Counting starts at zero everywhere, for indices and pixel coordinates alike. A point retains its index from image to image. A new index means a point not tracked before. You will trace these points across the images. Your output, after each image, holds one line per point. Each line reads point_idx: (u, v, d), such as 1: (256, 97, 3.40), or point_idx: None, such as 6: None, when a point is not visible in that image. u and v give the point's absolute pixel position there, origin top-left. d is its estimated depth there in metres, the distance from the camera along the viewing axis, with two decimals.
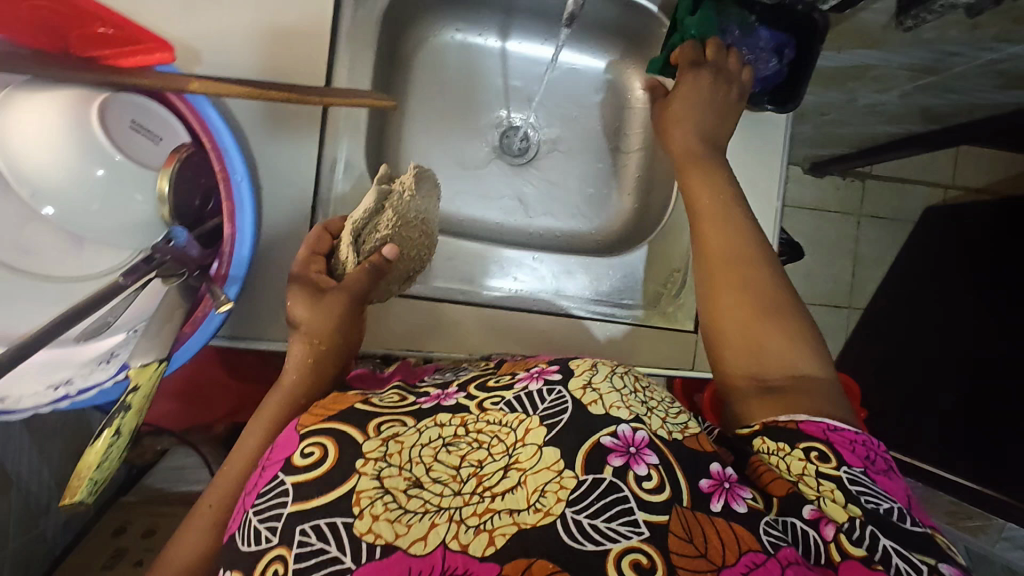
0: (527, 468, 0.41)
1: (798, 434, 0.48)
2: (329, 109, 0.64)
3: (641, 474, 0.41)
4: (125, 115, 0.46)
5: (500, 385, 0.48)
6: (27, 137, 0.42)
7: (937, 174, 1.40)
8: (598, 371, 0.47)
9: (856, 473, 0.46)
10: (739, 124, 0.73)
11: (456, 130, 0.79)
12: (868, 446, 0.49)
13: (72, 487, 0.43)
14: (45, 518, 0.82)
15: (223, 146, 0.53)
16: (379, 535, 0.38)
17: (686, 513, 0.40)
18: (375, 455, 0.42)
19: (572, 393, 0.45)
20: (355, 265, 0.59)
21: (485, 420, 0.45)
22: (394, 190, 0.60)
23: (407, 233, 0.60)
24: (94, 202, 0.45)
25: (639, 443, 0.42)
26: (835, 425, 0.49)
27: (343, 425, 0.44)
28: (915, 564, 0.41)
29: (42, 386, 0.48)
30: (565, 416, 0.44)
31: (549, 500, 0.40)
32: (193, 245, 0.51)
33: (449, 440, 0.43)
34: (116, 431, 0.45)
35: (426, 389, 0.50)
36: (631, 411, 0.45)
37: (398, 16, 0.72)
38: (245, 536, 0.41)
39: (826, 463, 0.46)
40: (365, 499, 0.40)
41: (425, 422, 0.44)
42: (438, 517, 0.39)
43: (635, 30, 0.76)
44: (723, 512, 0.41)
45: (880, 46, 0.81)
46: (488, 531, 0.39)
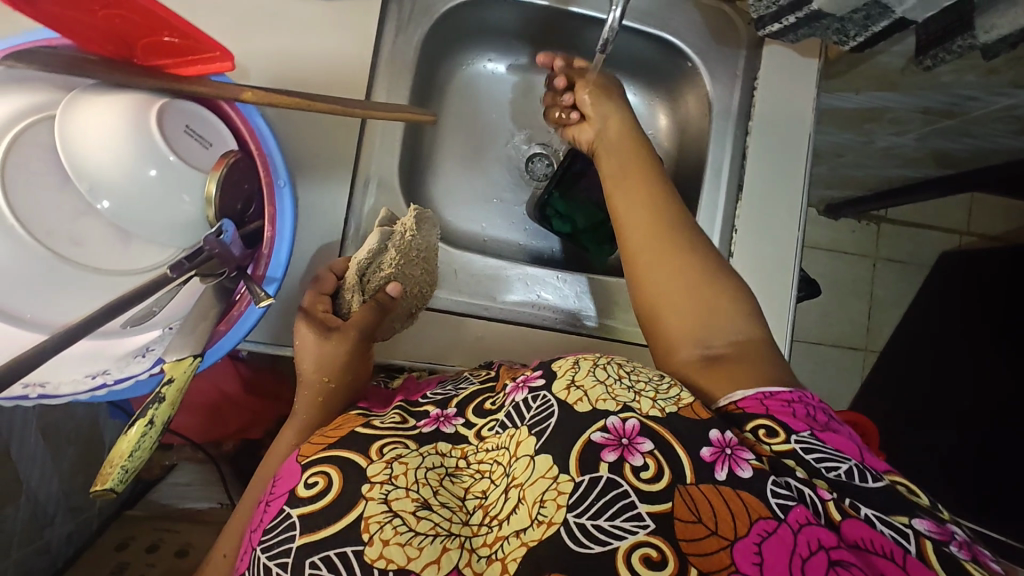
0: (524, 482, 0.40)
1: (741, 417, 0.45)
2: (367, 123, 0.68)
3: (637, 465, 0.40)
4: (179, 121, 0.49)
5: (495, 407, 0.47)
6: (93, 139, 0.45)
7: (952, 220, 1.40)
8: (581, 367, 0.46)
9: (807, 439, 0.43)
10: (752, 183, 0.73)
11: (482, 154, 0.82)
12: (807, 403, 0.46)
13: (104, 474, 0.45)
14: (51, 528, 0.83)
15: (269, 153, 0.56)
16: (391, 560, 0.38)
17: (692, 491, 0.39)
18: (380, 478, 0.41)
19: (557, 396, 0.44)
20: (360, 303, 0.60)
21: (484, 449, 0.45)
22: (395, 231, 0.61)
23: (409, 270, 0.61)
24: (145, 202, 0.46)
25: (631, 432, 0.41)
26: (772, 390, 0.47)
27: (345, 453, 0.43)
28: (898, 528, 0.38)
29: (81, 374, 0.49)
30: (552, 421, 0.42)
31: (549, 510, 0.39)
32: (236, 244, 0.52)
33: (452, 471, 0.44)
34: (149, 421, 0.46)
35: (426, 408, 0.49)
36: (618, 401, 0.43)
37: (435, 43, 0.74)
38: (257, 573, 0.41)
39: (775, 439, 0.43)
40: (375, 524, 0.39)
41: (426, 448, 0.44)
42: (449, 541, 0.39)
43: (665, 69, 0.79)
44: (729, 480, 0.39)
45: (898, 88, 0.83)
46: (500, 560, 0.38)
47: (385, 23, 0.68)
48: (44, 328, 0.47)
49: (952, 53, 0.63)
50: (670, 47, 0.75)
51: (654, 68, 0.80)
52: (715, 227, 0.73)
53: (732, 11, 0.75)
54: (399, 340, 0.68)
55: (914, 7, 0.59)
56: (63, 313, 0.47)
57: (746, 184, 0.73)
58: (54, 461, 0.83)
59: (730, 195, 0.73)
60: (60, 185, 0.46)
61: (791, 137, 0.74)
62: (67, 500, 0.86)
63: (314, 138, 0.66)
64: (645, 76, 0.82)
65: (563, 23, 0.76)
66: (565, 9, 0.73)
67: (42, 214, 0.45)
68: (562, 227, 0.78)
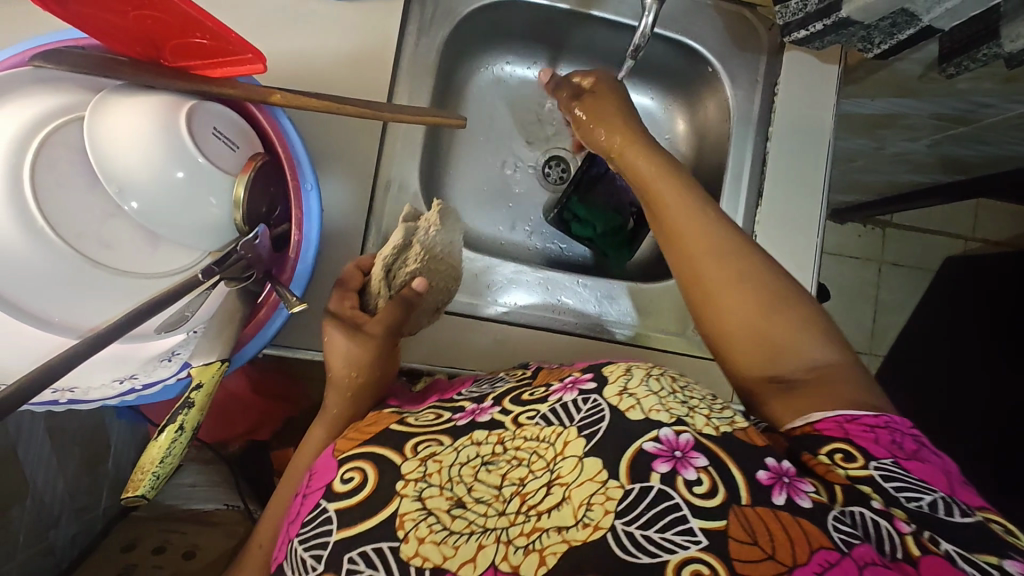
0: (570, 482, 0.40)
1: (816, 440, 0.44)
2: (388, 126, 0.67)
3: (690, 479, 0.38)
4: (208, 122, 0.48)
5: (535, 398, 0.46)
6: (122, 140, 0.44)
7: (958, 225, 1.41)
8: (634, 375, 0.45)
9: (887, 466, 0.41)
10: (771, 190, 0.73)
11: (502, 158, 0.81)
12: (893, 429, 0.44)
13: (135, 481, 0.45)
14: (55, 530, 0.81)
15: (296, 155, 0.55)
16: (427, 558, 0.38)
17: (746, 511, 0.37)
18: (414, 476, 0.42)
19: (607, 401, 0.43)
20: (387, 298, 0.60)
21: (522, 436, 0.43)
22: (420, 227, 0.63)
23: (434, 266, 0.62)
24: (172, 204, 0.46)
25: (685, 446, 0.40)
26: (852, 414, 0.44)
27: (377, 449, 0.44)
28: (982, 568, 0.36)
29: (109, 378, 0.48)
30: (603, 425, 0.41)
31: (596, 514, 0.38)
32: (265, 246, 0.53)
33: (488, 459, 0.42)
34: (178, 428, 0.47)
35: (461, 403, 0.48)
36: (672, 414, 0.42)
37: (455, 46, 0.74)
38: (294, 566, 0.42)
39: (852, 463, 0.41)
40: (410, 522, 0.40)
41: (461, 440, 0.44)
42: (484, 538, 0.39)
43: (686, 74, 0.79)
44: (787, 505, 0.37)
45: (914, 95, 0.83)
46: (538, 552, 0.37)
47: (407, 25, 0.68)
48: (71, 331, 0.46)
49: (977, 61, 0.63)
50: (694, 52, 0.75)
51: (674, 74, 0.80)
52: None
53: (753, 17, 0.75)
54: (417, 344, 0.68)
55: (942, 15, 0.60)
56: (89, 317, 0.46)
57: (766, 191, 0.73)
58: (58, 463, 0.82)
59: (750, 202, 0.73)
60: (88, 187, 0.45)
61: (811, 144, 0.74)
62: (72, 500, 0.85)
63: (337, 139, 0.65)
64: (665, 81, 0.82)
65: (582, 27, 0.75)
66: (587, 13, 0.73)
67: (70, 217, 0.44)
68: (582, 231, 0.78)
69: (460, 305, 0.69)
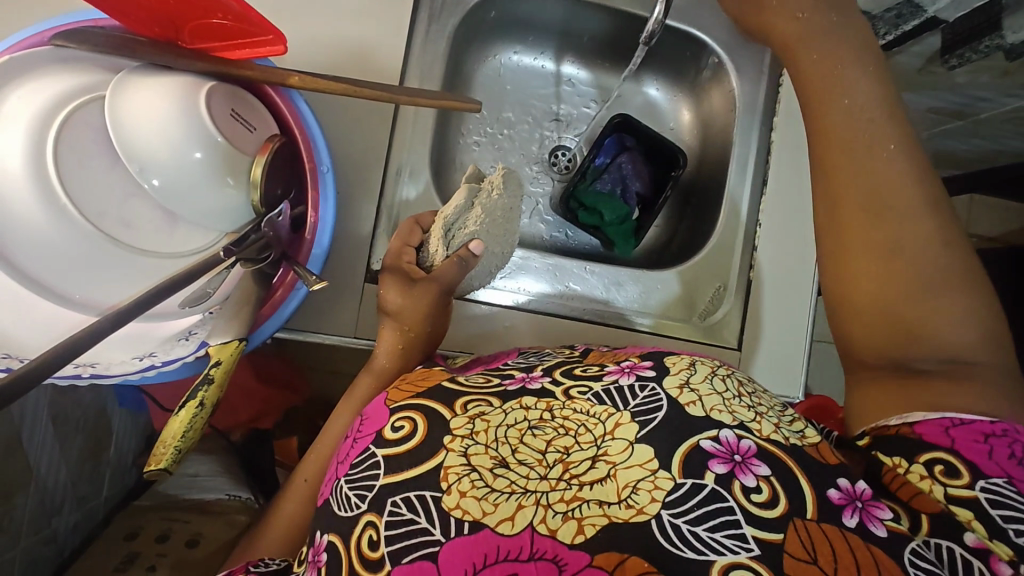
0: (617, 463, 0.41)
1: (914, 445, 0.43)
2: (399, 110, 0.67)
3: (748, 486, 0.39)
4: (226, 104, 0.48)
5: (589, 374, 0.47)
6: (139, 120, 0.45)
7: None
8: (698, 371, 0.46)
9: (996, 487, 0.40)
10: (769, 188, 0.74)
11: (510, 144, 0.82)
12: (1013, 438, 0.42)
13: (158, 454, 0.46)
14: (57, 518, 0.80)
15: (312, 137, 0.56)
16: (467, 510, 0.39)
17: (808, 525, 0.38)
18: (462, 432, 0.42)
19: (667, 391, 0.44)
20: (444, 258, 0.59)
21: (571, 408, 0.44)
22: (483, 189, 0.61)
23: (493, 229, 0.61)
24: (190, 183, 0.46)
25: (745, 452, 0.41)
26: (964, 418, 0.43)
27: (428, 402, 0.45)
28: None
29: (128, 356, 0.49)
30: (660, 414, 0.43)
31: (642, 498, 0.39)
32: (286, 226, 0.54)
33: (535, 423, 0.43)
34: (197, 403, 0.47)
35: (510, 371, 0.49)
36: (734, 418, 0.43)
37: (464, 34, 0.75)
38: (340, 503, 0.42)
39: (955, 480, 0.41)
40: (453, 475, 0.40)
41: (511, 403, 0.44)
42: (524, 499, 0.39)
43: (690, 65, 0.80)
44: (859, 529, 0.38)
45: (913, 88, 0.84)
46: (577, 519, 0.39)
47: (419, 11, 0.69)
48: (91, 308, 0.46)
49: (978, 52, 0.66)
50: (703, 44, 0.76)
51: (680, 63, 0.81)
52: (741, 222, 0.74)
53: None
54: None
55: (947, 6, 0.62)
56: (108, 296, 0.47)
57: (771, 178, 0.74)
58: (61, 450, 0.80)
59: (754, 190, 0.74)
60: (110, 166, 0.46)
61: None
62: (74, 489, 0.83)
63: (351, 125, 0.66)
64: (671, 72, 0.82)
65: (587, 13, 0.76)
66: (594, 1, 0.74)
67: (90, 195, 0.44)
68: (589, 219, 0.79)
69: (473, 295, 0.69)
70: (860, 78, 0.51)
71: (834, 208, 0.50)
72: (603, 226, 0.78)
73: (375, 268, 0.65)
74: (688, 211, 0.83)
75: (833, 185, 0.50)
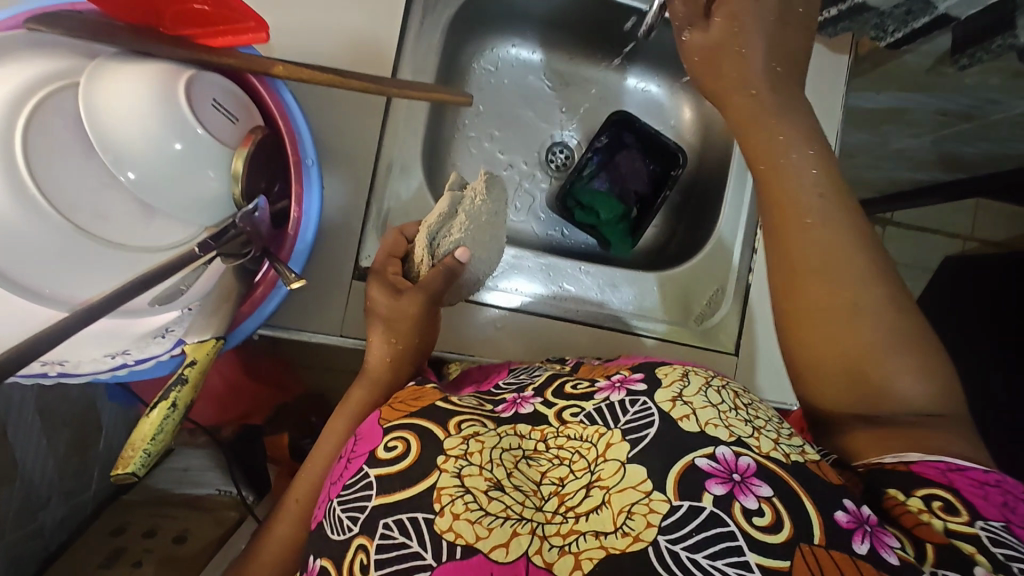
0: (611, 486, 0.39)
1: (910, 480, 0.42)
2: (391, 102, 0.65)
3: (750, 508, 0.37)
4: (207, 93, 0.47)
5: (579, 393, 0.45)
6: (115, 108, 0.43)
7: (954, 225, 1.37)
8: (691, 383, 0.44)
9: (995, 530, 0.38)
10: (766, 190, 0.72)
11: (504, 139, 0.80)
12: (1006, 491, 0.41)
13: (126, 457, 0.44)
14: (43, 512, 0.78)
15: (297, 130, 0.54)
16: (459, 534, 0.37)
17: (816, 551, 0.36)
18: (456, 452, 0.40)
19: (659, 405, 0.42)
20: (429, 267, 0.58)
21: (565, 434, 0.42)
22: (466, 196, 0.59)
23: (479, 236, 0.59)
24: (169, 175, 0.45)
25: (744, 470, 0.38)
26: (959, 464, 0.42)
27: (422, 421, 0.43)
28: None
29: (99, 353, 0.47)
30: (651, 431, 0.41)
31: (637, 524, 0.37)
32: (265, 221, 0.52)
33: (530, 453, 0.42)
34: (171, 404, 0.46)
35: (501, 396, 0.48)
36: (732, 433, 0.41)
37: (459, 26, 0.73)
38: (333, 525, 0.41)
39: (955, 517, 0.39)
40: (446, 496, 0.38)
41: (504, 428, 0.43)
42: (520, 526, 0.37)
43: None
44: (870, 556, 0.36)
45: (922, 89, 0.81)
46: (574, 554, 0.36)
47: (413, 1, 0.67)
48: (61, 303, 0.45)
49: (991, 52, 0.62)
50: None
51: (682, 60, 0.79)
52: (740, 222, 0.72)
53: None
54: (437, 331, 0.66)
55: (957, 3, 0.60)
56: (82, 290, 0.45)
57: None
58: (48, 443, 0.78)
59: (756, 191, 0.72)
60: (83, 156, 0.44)
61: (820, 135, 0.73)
62: (61, 483, 0.81)
63: (342, 121, 0.64)
64: (671, 67, 0.80)
65: (587, 6, 0.74)
66: None
67: (62, 185, 0.43)
68: (586, 218, 0.77)
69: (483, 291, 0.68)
70: (804, 147, 0.51)
71: (787, 274, 0.49)
72: (603, 224, 0.77)
73: (364, 265, 0.64)
74: (687, 212, 0.81)
75: (783, 251, 0.49)
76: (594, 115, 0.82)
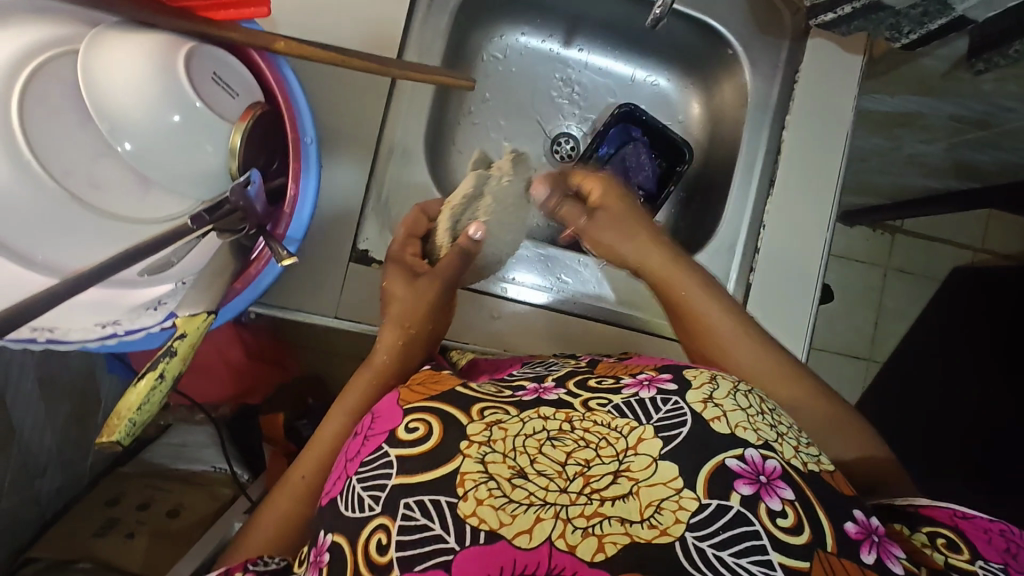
0: (640, 480, 0.38)
1: (915, 518, 0.43)
2: (396, 83, 0.65)
3: (774, 509, 0.37)
4: (207, 66, 0.47)
5: (604, 387, 0.44)
6: (112, 76, 0.43)
7: (966, 235, 1.35)
8: (719, 386, 0.44)
9: (994, 570, 0.39)
10: (771, 191, 0.71)
11: (509, 128, 0.79)
12: (1011, 538, 0.41)
13: (111, 425, 0.44)
14: (41, 479, 0.80)
15: (297, 108, 0.54)
16: (483, 520, 0.36)
17: (829, 559, 0.36)
18: (479, 439, 0.40)
19: (690, 405, 0.42)
20: (450, 245, 0.65)
21: (592, 420, 0.41)
22: (492, 176, 0.69)
23: (501, 220, 0.67)
24: (167, 147, 0.45)
25: (770, 473, 0.39)
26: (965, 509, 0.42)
27: (443, 405, 0.42)
28: None
29: (91, 323, 0.48)
30: (684, 429, 0.40)
31: (665, 518, 0.37)
32: (259, 199, 0.50)
33: (554, 435, 0.40)
34: (159, 374, 0.46)
35: (519, 382, 0.46)
36: (759, 436, 0.41)
37: (465, 11, 0.72)
38: (348, 501, 0.40)
39: (957, 554, 0.40)
40: (470, 481, 0.38)
41: (528, 412, 0.41)
42: (543, 511, 0.37)
43: (699, 57, 0.77)
44: (876, 566, 0.37)
45: (933, 94, 0.78)
46: (597, 537, 0.36)
47: None
48: (53, 271, 0.45)
49: (1008, 57, 0.61)
50: (714, 33, 0.73)
51: (692, 55, 0.78)
52: (743, 219, 0.71)
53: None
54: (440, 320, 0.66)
55: (976, 5, 0.58)
56: (72, 259, 0.45)
57: (779, 176, 0.70)
58: (47, 412, 0.78)
59: (761, 189, 0.71)
60: (79, 124, 0.44)
61: (831, 136, 0.71)
62: (60, 453, 0.83)
63: (345, 100, 0.63)
64: (680, 60, 0.79)
65: None
66: None
67: (57, 153, 0.43)
68: None
69: (499, 286, 0.68)
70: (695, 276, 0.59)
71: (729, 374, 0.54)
72: None
73: (361, 248, 0.64)
74: (691, 208, 0.80)
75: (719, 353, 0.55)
76: (600, 107, 0.82)
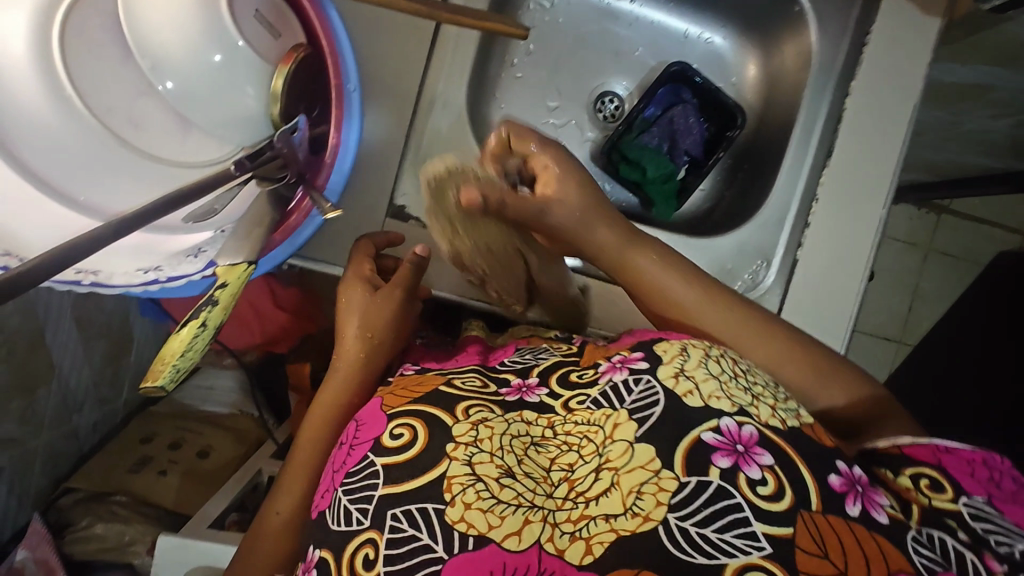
0: (619, 468, 0.37)
1: (895, 458, 0.41)
2: (440, 29, 0.62)
3: (754, 478, 0.36)
4: (251, 3, 0.44)
5: (584, 381, 0.42)
6: (153, 7, 0.41)
7: (1016, 219, 1.28)
8: (691, 357, 0.41)
9: (978, 505, 0.37)
10: (830, 164, 0.67)
11: (553, 83, 0.75)
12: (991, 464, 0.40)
13: (156, 371, 0.44)
14: (79, 415, 0.83)
15: (340, 48, 0.51)
16: (471, 524, 0.36)
17: (814, 517, 0.35)
18: (465, 439, 0.39)
19: (662, 383, 0.39)
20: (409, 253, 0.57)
21: (572, 420, 0.40)
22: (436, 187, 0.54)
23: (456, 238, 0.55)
24: (206, 88, 0.43)
25: (747, 440, 0.37)
26: (946, 443, 0.40)
27: (427, 408, 0.41)
28: None
29: (134, 267, 0.48)
30: (656, 409, 0.38)
31: (647, 504, 0.35)
32: (302, 145, 0.49)
33: (538, 440, 0.40)
34: (201, 323, 0.45)
35: (506, 376, 0.45)
36: (734, 403, 0.39)
37: None
38: (336, 515, 0.39)
39: (940, 494, 0.38)
40: (456, 485, 0.37)
41: (512, 414, 0.41)
42: (531, 513, 0.36)
43: (758, 11, 0.72)
44: (863, 517, 0.35)
45: (1011, 64, 0.72)
46: (585, 539, 0.35)
47: None
48: (97, 213, 0.44)
49: None
50: None
51: (751, 9, 0.73)
52: (795, 193, 0.68)
53: None
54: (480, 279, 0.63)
55: None
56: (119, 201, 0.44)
57: (837, 148, 0.67)
58: (85, 351, 0.80)
59: (816, 161, 0.67)
60: (121, 60, 0.43)
61: (895, 106, 0.66)
62: (97, 391, 0.85)
63: (383, 44, 0.60)
64: (738, 17, 0.75)
65: None
66: None
67: (100, 89, 0.42)
68: (630, 172, 0.74)
69: None
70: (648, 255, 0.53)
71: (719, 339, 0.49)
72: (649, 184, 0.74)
73: (399, 204, 0.61)
74: (737, 178, 0.77)
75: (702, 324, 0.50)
76: (649, 63, 0.77)
